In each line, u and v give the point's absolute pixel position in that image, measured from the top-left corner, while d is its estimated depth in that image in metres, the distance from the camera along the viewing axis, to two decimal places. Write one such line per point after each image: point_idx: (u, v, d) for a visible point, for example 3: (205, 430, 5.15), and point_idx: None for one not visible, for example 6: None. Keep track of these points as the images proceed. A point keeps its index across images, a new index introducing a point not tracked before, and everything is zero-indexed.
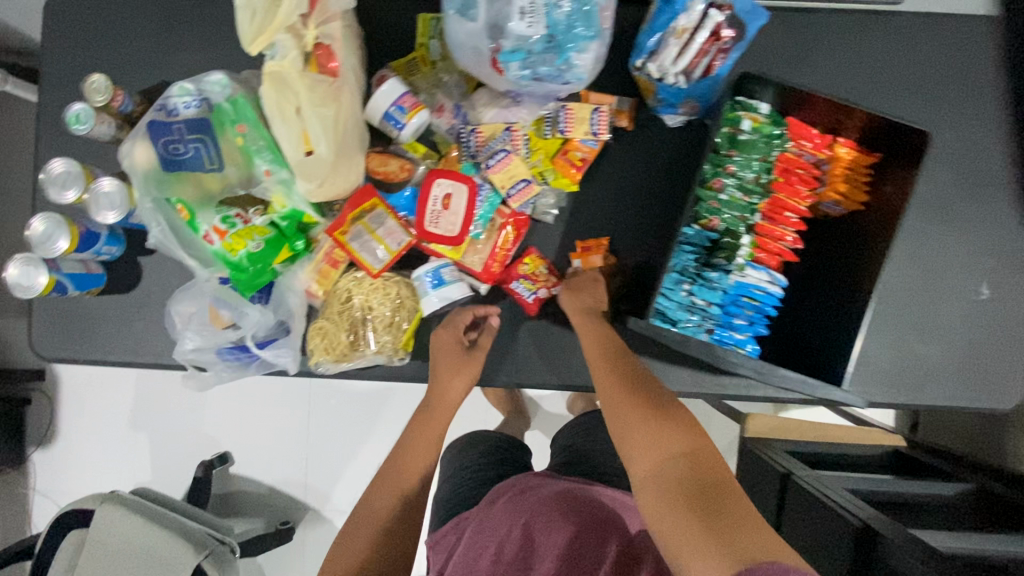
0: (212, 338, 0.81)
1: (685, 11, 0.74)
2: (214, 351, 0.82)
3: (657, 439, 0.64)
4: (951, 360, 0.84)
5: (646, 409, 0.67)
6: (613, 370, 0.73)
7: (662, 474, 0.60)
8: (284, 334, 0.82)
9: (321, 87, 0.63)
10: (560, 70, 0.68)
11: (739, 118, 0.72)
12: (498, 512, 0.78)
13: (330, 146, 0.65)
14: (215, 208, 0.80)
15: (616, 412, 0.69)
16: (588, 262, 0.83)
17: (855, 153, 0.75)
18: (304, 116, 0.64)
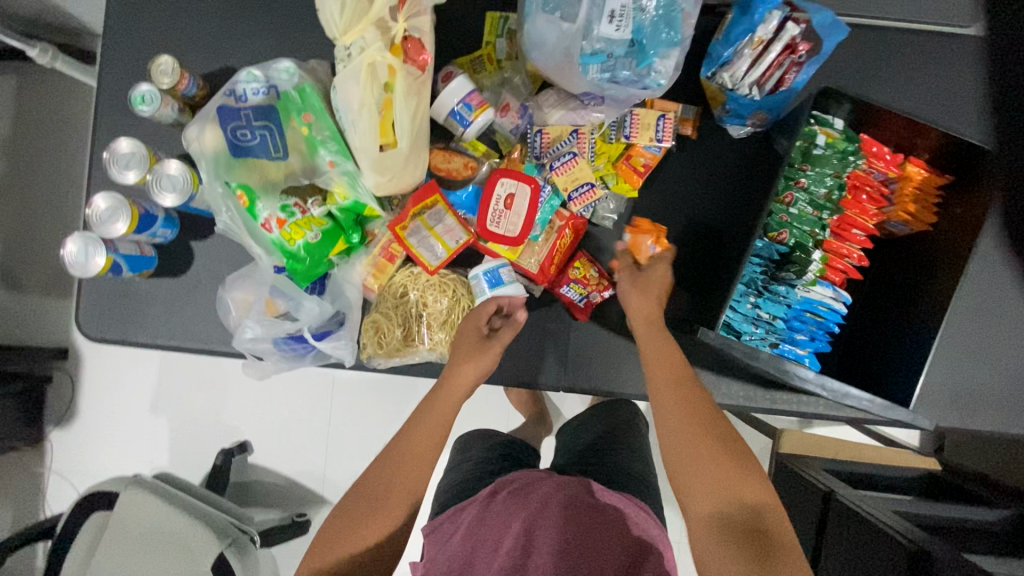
0: (273, 329, 0.79)
1: (763, 23, 0.74)
2: (270, 342, 0.80)
3: (719, 479, 0.62)
4: (1005, 386, 0.84)
5: (713, 450, 0.64)
6: (676, 387, 0.68)
7: (727, 529, 0.59)
8: (338, 326, 0.81)
9: (408, 82, 0.64)
10: (639, 75, 0.68)
11: (815, 132, 0.72)
12: (497, 507, 0.66)
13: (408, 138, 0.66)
14: (278, 196, 0.79)
15: (676, 434, 0.65)
16: (639, 242, 0.80)
17: (926, 173, 0.74)
18: (388, 110, 0.65)
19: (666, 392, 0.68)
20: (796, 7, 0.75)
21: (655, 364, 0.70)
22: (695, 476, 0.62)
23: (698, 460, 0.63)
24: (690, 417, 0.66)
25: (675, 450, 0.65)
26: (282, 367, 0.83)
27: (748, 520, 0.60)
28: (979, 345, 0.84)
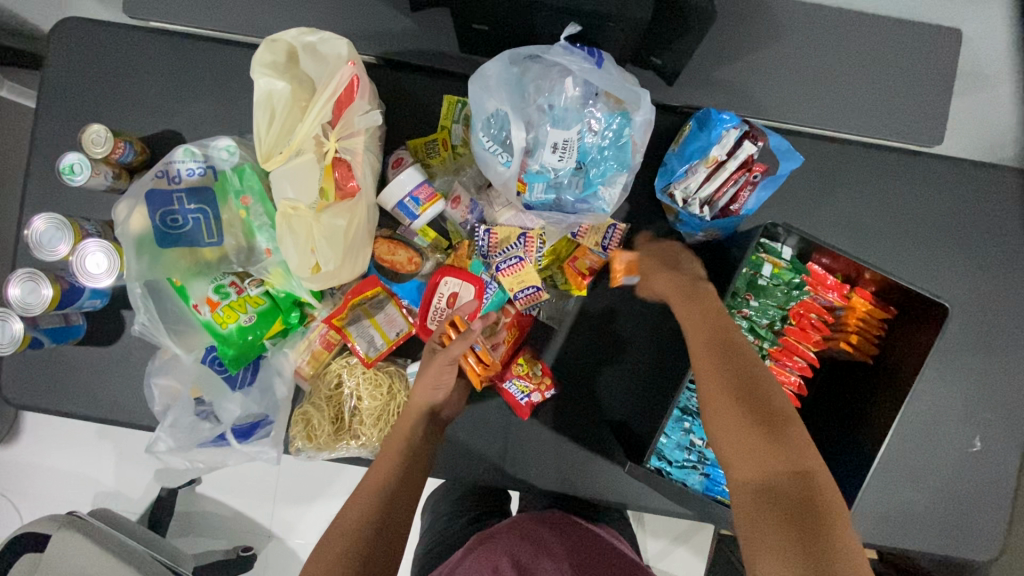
0: (193, 434, 0.77)
1: (720, 141, 0.73)
2: (191, 442, 0.77)
3: (766, 446, 0.52)
4: (937, 508, 0.84)
5: (749, 409, 0.54)
6: (711, 357, 0.58)
7: (758, 462, 0.52)
8: (266, 421, 0.78)
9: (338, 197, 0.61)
10: (583, 198, 0.66)
11: (760, 263, 0.71)
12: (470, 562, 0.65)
13: (336, 258, 0.63)
14: (209, 278, 0.76)
15: (717, 413, 0.56)
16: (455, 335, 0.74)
17: (870, 305, 0.73)
18: (315, 224, 0.61)
19: (698, 353, 0.60)
20: (755, 129, 0.74)
21: (698, 349, 0.60)
22: (733, 438, 0.54)
23: (739, 416, 0.54)
24: (716, 382, 0.57)
25: (711, 393, 0.57)
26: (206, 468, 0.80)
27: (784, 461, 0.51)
28: (916, 468, 0.84)
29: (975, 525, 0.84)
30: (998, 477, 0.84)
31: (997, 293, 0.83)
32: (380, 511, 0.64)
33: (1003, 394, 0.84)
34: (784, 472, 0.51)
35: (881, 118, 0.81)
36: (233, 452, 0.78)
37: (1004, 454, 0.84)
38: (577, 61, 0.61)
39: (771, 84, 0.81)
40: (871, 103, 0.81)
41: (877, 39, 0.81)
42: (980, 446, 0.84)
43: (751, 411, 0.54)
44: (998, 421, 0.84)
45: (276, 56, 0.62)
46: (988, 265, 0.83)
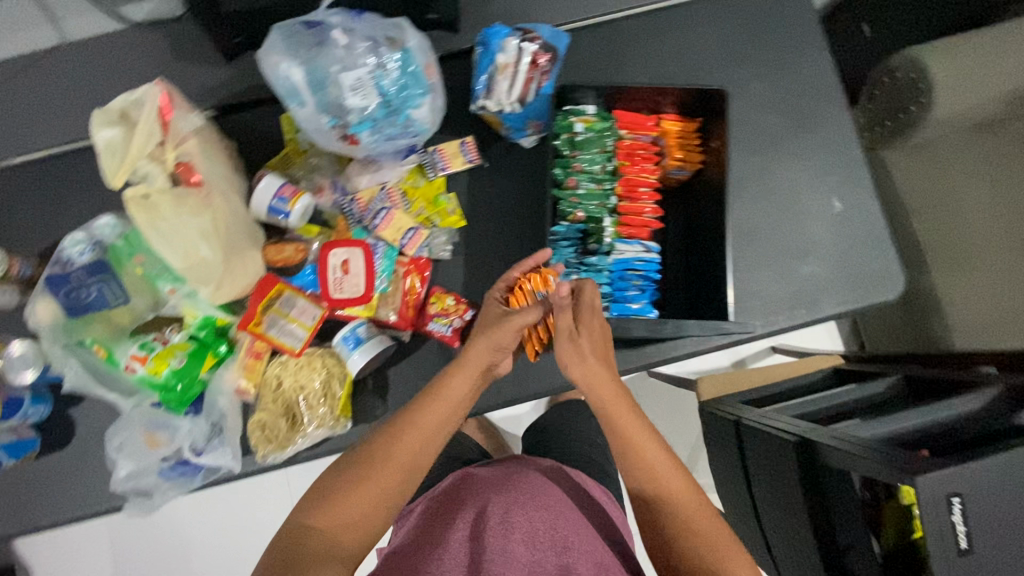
0: (147, 459, 0.84)
1: (501, 49, 0.86)
2: (156, 473, 0.85)
3: (687, 525, 0.65)
4: (830, 270, 0.93)
5: (676, 489, 0.67)
6: (623, 403, 0.70)
7: (660, 538, 0.66)
8: (221, 439, 0.84)
9: (191, 199, 0.70)
10: (405, 127, 0.77)
11: (572, 123, 0.83)
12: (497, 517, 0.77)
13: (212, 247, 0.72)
14: (131, 338, 0.83)
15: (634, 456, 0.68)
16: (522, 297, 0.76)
17: (681, 123, 0.85)
18: (183, 229, 0.70)
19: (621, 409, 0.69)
20: (528, 31, 0.87)
21: (620, 408, 0.69)
22: (665, 507, 0.66)
23: (666, 487, 0.67)
24: (647, 462, 0.67)
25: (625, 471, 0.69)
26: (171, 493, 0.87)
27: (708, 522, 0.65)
28: (796, 246, 0.93)
29: (871, 272, 0.94)
30: (868, 224, 0.95)
31: (788, 82, 0.97)
32: (386, 494, 0.67)
33: (837, 156, 0.96)
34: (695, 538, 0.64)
35: None
36: (201, 471, 0.86)
37: (863, 203, 0.95)
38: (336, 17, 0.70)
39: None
40: None
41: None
42: (840, 205, 0.95)
43: (655, 497, 0.67)
44: (844, 179, 0.95)
45: (111, 112, 0.71)
46: (771, 63, 0.97)
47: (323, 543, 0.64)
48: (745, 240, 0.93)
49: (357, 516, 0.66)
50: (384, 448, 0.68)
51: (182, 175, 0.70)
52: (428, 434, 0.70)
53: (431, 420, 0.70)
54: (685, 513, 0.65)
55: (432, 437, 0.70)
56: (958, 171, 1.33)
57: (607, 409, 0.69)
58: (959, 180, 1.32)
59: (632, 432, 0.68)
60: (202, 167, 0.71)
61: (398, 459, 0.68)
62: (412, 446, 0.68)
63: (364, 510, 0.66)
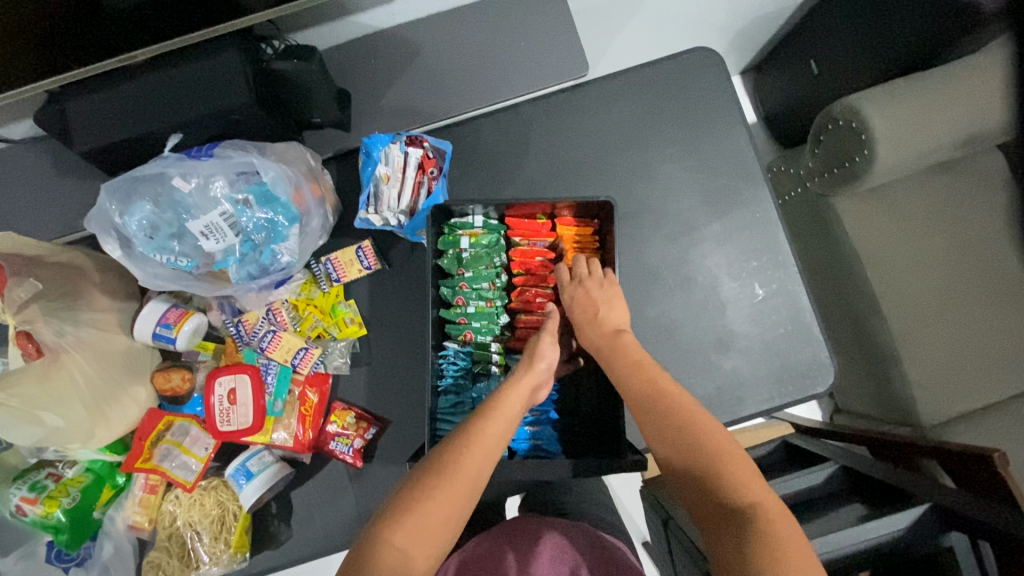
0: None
1: (383, 159, 0.81)
2: None
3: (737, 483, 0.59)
4: (756, 362, 0.87)
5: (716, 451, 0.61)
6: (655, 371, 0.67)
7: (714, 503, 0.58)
8: None
9: (34, 371, 0.71)
10: (272, 261, 0.74)
11: (458, 238, 0.79)
12: None
13: (58, 414, 0.71)
14: (19, 481, 0.81)
15: (677, 426, 0.63)
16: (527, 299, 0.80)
17: (576, 227, 0.80)
18: (27, 403, 0.69)
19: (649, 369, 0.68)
20: (413, 136, 0.82)
21: (655, 381, 0.66)
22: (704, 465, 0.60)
23: (706, 452, 0.61)
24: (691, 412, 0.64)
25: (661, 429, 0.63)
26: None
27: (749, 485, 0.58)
28: (717, 338, 0.88)
29: (799, 363, 0.88)
30: (794, 309, 0.89)
31: (704, 160, 0.91)
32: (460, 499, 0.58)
33: (761, 239, 0.90)
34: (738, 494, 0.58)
35: (535, 71, 0.90)
36: None
37: (788, 286, 0.89)
38: (169, 163, 0.67)
39: (429, 89, 0.90)
40: (519, 63, 0.90)
41: (499, 12, 0.91)
42: (763, 291, 0.89)
43: (698, 457, 0.61)
44: (765, 263, 0.90)
45: None
46: (684, 142, 0.91)
47: (398, 561, 0.55)
48: (662, 337, 0.87)
49: (437, 524, 0.57)
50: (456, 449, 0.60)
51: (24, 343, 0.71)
52: (494, 448, 0.62)
53: (491, 431, 0.62)
54: (729, 477, 0.59)
55: (497, 440, 0.62)
56: (917, 215, 1.25)
57: (633, 375, 0.67)
58: (916, 223, 1.25)
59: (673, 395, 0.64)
60: (43, 334, 0.71)
61: (469, 467, 0.59)
62: (484, 456, 0.60)
63: (442, 519, 0.57)
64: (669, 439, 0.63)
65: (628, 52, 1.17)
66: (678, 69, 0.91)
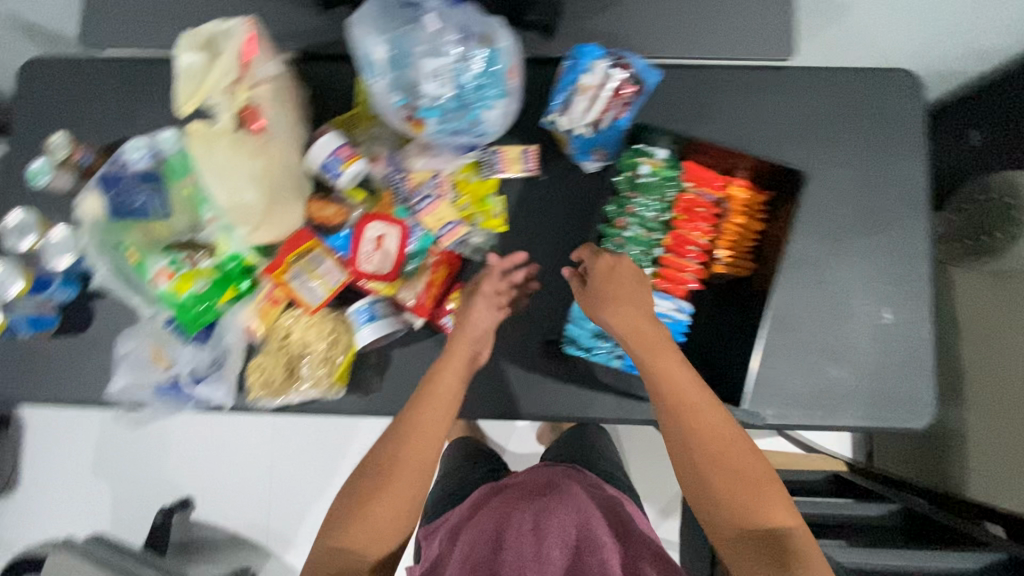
0: (143, 377, 0.89)
1: (588, 71, 0.84)
2: (149, 389, 0.89)
3: (737, 502, 0.67)
4: (860, 380, 0.89)
5: (748, 484, 0.68)
6: (706, 408, 0.71)
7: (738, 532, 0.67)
8: (216, 370, 0.87)
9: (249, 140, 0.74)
10: (470, 125, 0.76)
11: (638, 163, 0.80)
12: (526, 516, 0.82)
13: (256, 195, 0.78)
14: (163, 252, 0.85)
15: (710, 459, 0.69)
16: (679, 243, 0.81)
17: (749, 193, 0.82)
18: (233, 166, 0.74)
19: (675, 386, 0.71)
20: (623, 58, 0.84)
21: (698, 421, 0.70)
22: (749, 499, 0.67)
23: (727, 480, 0.68)
24: (706, 416, 0.71)
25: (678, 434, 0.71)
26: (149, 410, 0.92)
27: (780, 511, 0.67)
28: (834, 345, 0.89)
29: (902, 394, 0.89)
30: (914, 344, 0.90)
31: (873, 176, 0.91)
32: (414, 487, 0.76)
33: (905, 268, 0.91)
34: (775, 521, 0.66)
35: (747, 37, 0.91)
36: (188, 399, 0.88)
37: (915, 320, 0.90)
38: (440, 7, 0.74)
39: (638, 24, 0.92)
40: (734, 24, 0.91)
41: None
42: (890, 316, 0.90)
43: (750, 483, 0.68)
44: (900, 291, 0.90)
45: (199, 38, 0.75)
46: (861, 153, 0.92)
47: (380, 524, 0.74)
48: (780, 327, 0.89)
49: (406, 501, 0.75)
50: (390, 453, 0.77)
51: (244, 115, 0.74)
52: (431, 434, 0.78)
53: (430, 418, 0.78)
54: (756, 513, 0.67)
55: (441, 425, 0.78)
56: None
57: (664, 382, 0.71)
58: None
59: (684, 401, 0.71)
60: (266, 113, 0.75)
61: (407, 457, 0.76)
62: (426, 444, 0.77)
63: (402, 501, 0.75)
64: (705, 475, 0.69)
65: (817, 56, 1.16)
66: (879, 82, 0.92)
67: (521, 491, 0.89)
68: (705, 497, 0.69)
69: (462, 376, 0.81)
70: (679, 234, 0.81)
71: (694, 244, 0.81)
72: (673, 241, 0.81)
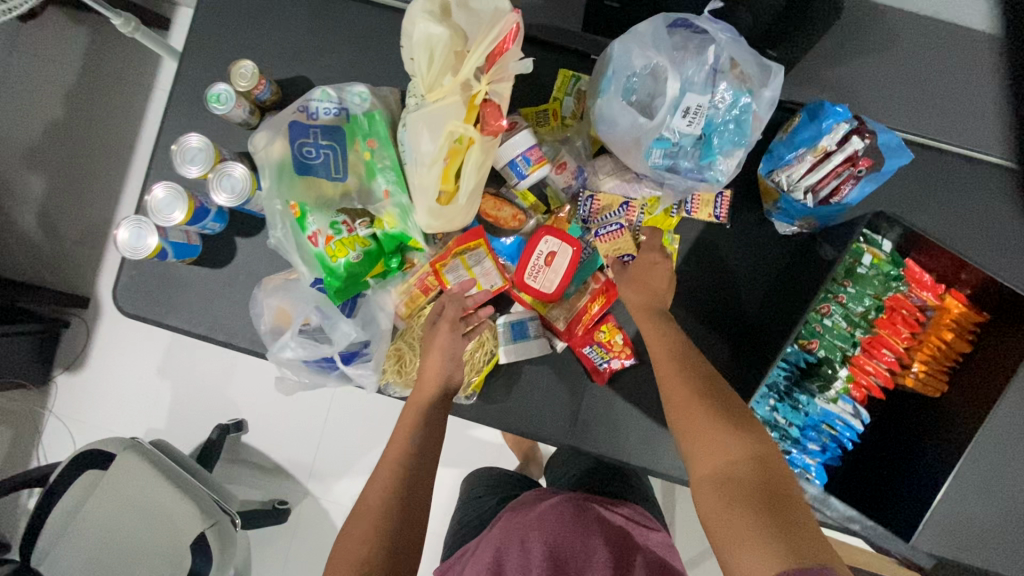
0: (311, 352, 0.81)
1: (830, 132, 0.75)
2: (305, 361, 0.82)
3: (718, 443, 0.61)
4: (1009, 529, 0.81)
5: (716, 417, 0.63)
6: (659, 352, 0.71)
7: (721, 468, 0.60)
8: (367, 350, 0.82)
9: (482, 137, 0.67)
10: (698, 167, 0.69)
11: (860, 252, 0.73)
12: (504, 528, 0.75)
13: (469, 194, 0.70)
14: (328, 213, 0.80)
15: (691, 403, 0.65)
16: (874, 345, 0.76)
17: (965, 308, 0.74)
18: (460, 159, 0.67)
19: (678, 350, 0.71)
20: (864, 124, 0.76)
21: (662, 359, 0.70)
22: (693, 434, 0.63)
23: (703, 419, 0.64)
24: (697, 376, 0.68)
25: (670, 380, 0.68)
26: (310, 382, 0.85)
27: (736, 445, 0.60)
28: (987, 484, 0.81)
29: None
30: None
31: None
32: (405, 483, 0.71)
33: None
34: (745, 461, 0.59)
35: (990, 134, 0.82)
36: (336, 373, 0.84)
37: None
38: (722, 32, 0.64)
39: (876, 87, 0.82)
40: (979, 116, 0.82)
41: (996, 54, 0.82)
42: None
43: (736, 423, 0.62)
44: None
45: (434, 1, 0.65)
46: None
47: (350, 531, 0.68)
48: None
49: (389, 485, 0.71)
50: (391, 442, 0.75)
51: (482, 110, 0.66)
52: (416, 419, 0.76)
53: (412, 412, 0.77)
54: (731, 453, 0.60)
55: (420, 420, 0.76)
56: None
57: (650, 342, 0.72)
58: None
59: (664, 354, 0.70)
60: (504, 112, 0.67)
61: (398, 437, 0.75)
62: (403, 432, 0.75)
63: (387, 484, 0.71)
64: (689, 409, 0.65)
65: None
66: None
67: (518, 508, 0.79)
68: (683, 426, 0.65)
69: (446, 353, 0.78)
70: (881, 332, 0.76)
71: (891, 350, 0.76)
72: (869, 341, 0.76)
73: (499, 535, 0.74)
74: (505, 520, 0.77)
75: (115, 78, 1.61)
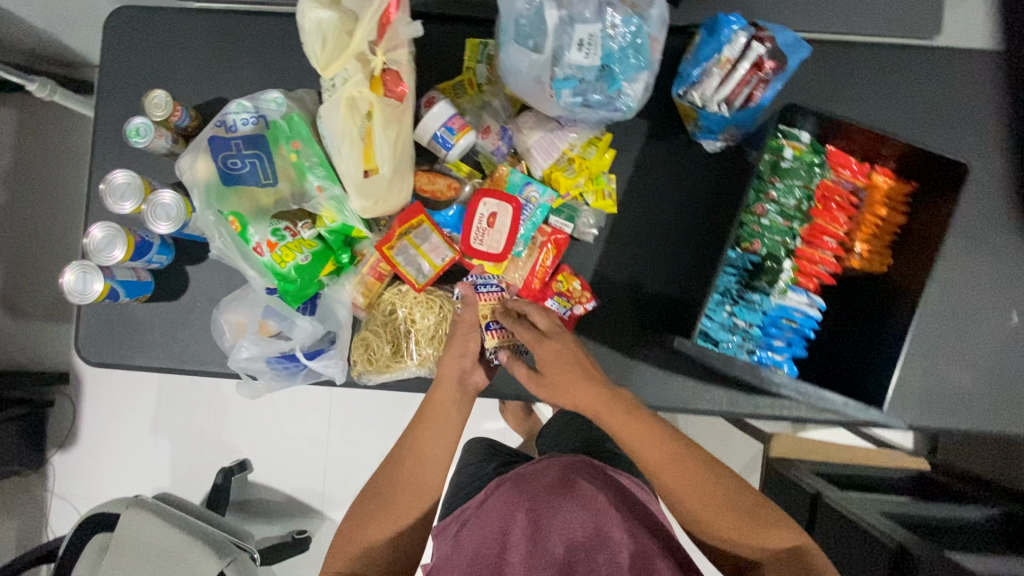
0: (268, 348, 0.84)
1: (730, 43, 0.77)
2: (265, 360, 0.84)
3: (735, 532, 0.69)
4: (985, 383, 0.82)
5: (706, 487, 0.69)
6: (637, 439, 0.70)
7: (759, 548, 0.70)
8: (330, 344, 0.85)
9: (390, 109, 0.69)
10: (610, 97, 0.71)
11: (782, 147, 0.75)
12: (509, 499, 0.70)
13: (389, 162, 0.71)
14: (268, 221, 0.81)
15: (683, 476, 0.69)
16: (817, 236, 0.77)
17: (891, 182, 0.77)
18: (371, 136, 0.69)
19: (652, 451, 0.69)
20: (762, 29, 0.78)
21: (647, 447, 0.69)
22: (705, 503, 0.69)
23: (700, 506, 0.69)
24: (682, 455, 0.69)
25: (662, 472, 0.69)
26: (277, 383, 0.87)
27: (771, 541, 0.70)
28: (955, 345, 0.82)
29: None
30: None
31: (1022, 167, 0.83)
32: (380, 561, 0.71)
33: None
34: (773, 545, 0.70)
35: (891, 11, 0.84)
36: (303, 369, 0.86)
37: None
38: None
39: None
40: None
41: None
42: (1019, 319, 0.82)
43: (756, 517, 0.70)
44: None
45: None
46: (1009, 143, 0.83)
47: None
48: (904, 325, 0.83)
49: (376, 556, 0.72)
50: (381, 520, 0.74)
51: (384, 80, 0.68)
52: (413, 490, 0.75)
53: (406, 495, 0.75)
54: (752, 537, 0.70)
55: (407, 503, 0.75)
56: None
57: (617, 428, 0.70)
58: None
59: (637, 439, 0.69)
60: (406, 79, 0.70)
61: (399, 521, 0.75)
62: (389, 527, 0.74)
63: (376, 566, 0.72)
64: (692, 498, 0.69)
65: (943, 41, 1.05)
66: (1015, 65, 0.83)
67: (522, 478, 0.73)
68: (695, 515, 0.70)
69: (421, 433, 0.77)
70: (819, 220, 0.77)
71: (837, 236, 0.78)
72: (811, 232, 0.77)
73: (510, 507, 0.69)
74: (506, 492, 0.72)
75: (32, 140, 1.50)
